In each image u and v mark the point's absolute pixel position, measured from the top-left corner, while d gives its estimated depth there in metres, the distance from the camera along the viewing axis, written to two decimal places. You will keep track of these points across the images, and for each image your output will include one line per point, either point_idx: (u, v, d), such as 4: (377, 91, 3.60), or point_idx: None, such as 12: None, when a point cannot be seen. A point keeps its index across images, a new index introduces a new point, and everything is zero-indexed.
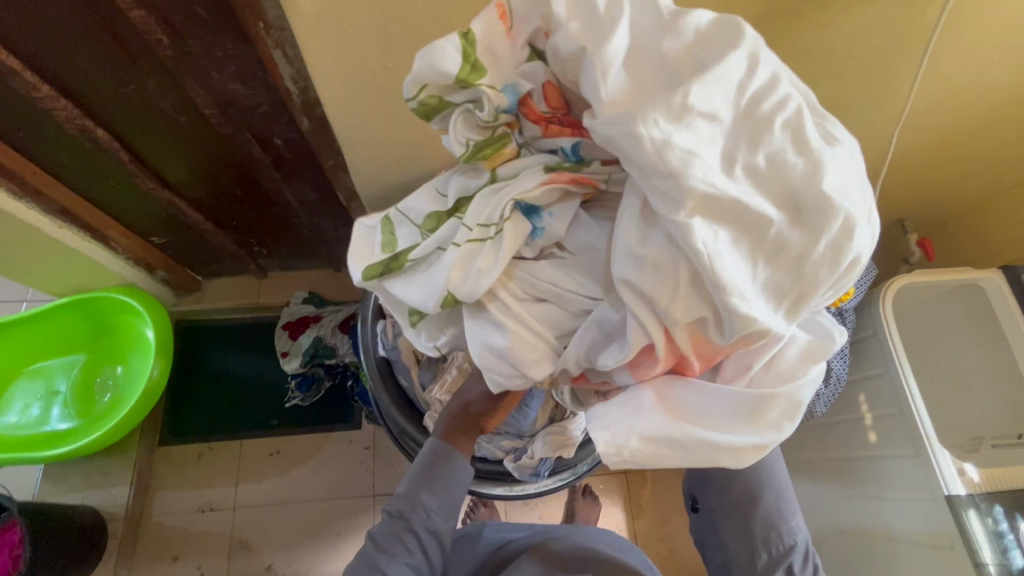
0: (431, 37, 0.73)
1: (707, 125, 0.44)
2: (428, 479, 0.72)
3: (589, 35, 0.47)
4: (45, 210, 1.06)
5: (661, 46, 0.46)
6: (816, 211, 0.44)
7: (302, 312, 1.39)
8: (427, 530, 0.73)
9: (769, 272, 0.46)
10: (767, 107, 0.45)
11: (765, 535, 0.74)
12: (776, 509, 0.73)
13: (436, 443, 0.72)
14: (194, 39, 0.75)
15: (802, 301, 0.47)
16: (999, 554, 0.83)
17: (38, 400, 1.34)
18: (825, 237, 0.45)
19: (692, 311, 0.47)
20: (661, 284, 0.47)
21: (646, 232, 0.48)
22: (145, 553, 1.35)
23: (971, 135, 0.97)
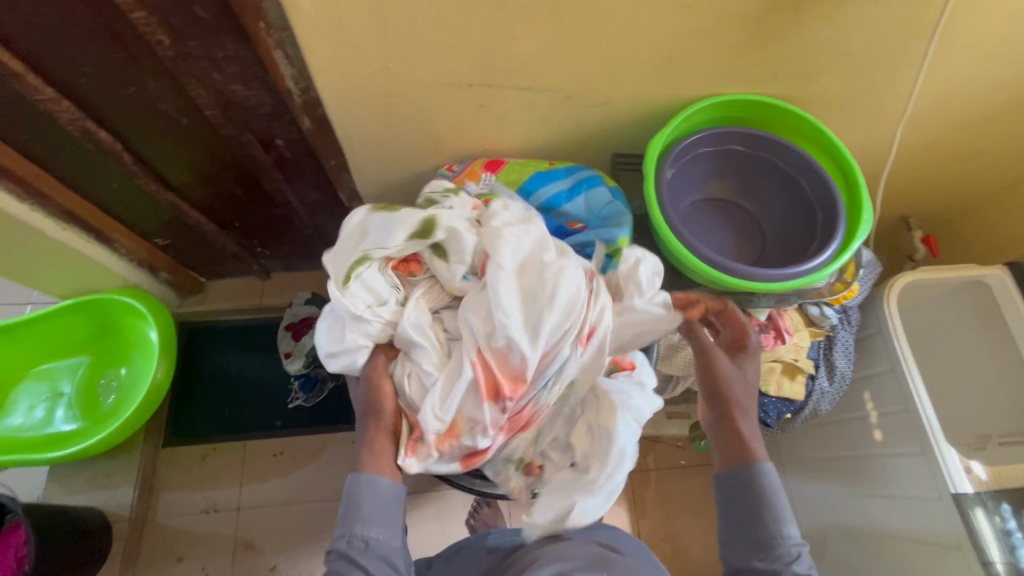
0: (431, 36, 0.73)
1: (487, 234, 0.72)
2: (356, 507, 0.64)
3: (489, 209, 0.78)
4: (49, 212, 1.07)
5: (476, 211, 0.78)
6: (550, 284, 0.68)
7: (305, 313, 1.39)
8: (378, 564, 0.63)
9: (522, 309, 0.67)
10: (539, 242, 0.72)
11: (747, 528, 0.66)
12: (756, 496, 0.66)
13: (356, 473, 0.65)
14: (195, 40, 0.75)
15: (542, 333, 0.66)
16: (1007, 552, 0.82)
17: (42, 402, 1.35)
18: (557, 300, 0.67)
19: (480, 326, 0.67)
20: (464, 319, 0.68)
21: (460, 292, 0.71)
22: (149, 555, 1.35)
23: (977, 130, 0.97)
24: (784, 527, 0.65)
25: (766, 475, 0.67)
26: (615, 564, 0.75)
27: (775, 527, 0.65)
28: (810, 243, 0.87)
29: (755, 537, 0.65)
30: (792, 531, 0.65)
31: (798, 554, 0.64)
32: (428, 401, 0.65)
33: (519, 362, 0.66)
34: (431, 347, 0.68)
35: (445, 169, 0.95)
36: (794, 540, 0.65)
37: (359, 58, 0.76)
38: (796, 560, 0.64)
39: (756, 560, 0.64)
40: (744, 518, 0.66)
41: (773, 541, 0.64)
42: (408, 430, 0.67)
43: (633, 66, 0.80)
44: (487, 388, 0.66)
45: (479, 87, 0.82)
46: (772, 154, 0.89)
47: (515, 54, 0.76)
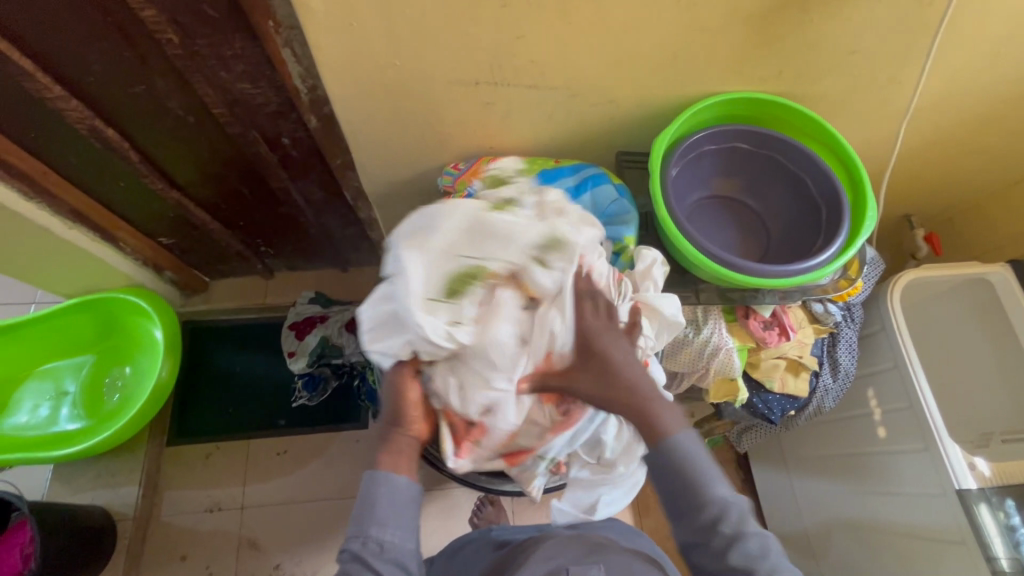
0: (438, 36, 0.74)
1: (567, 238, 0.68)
2: (372, 508, 0.64)
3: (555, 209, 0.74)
4: (56, 211, 1.08)
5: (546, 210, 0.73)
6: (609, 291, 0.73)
7: (308, 312, 1.39)
8: (391, 567, 0.62)
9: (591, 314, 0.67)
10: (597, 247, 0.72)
11: (673, 499, 0.65)
12: (679, 473, 0.64)
13: (372, 473, 0.65)
14: (203, 39, 0.76)
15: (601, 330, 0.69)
16: (1011, 548, 0.83)
17: (47, 401, 1.35)
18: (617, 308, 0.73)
19: (557, 333, 0.65)
20: (535, 327, 0.65)
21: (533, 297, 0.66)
22: (154, 554, 1.35)
23: (979, 129, 0.97)
24: (709, 490, 0.64)
25: (681, 446, 0.65)
26: (608, 555, 0.70)
27: (705, 499, 0.63)
28: (815, 239, 0.88)
29: (683, 506, 0.64)
30: (720, 491, 0.64)
31: (726, 514, 0.63)
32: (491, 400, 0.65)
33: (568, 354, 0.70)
34: (502, 364, 0.64)
35: (450, 168, 0.96)
36: (725, 499, 0.64)
37: (367, 57, 0.77)
38: (725, 522, 0.62)
39: (694, 528, 0.64)
40: (671, 495, 0.65)
41: (702, 507, 0.63)
42: (460, 432, 0.68)
43: (639, 64, 0.80)
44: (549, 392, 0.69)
45: (485, 85, 0.82)
46: (777, 151, 0.89)
47: (522, 52, 0.77)
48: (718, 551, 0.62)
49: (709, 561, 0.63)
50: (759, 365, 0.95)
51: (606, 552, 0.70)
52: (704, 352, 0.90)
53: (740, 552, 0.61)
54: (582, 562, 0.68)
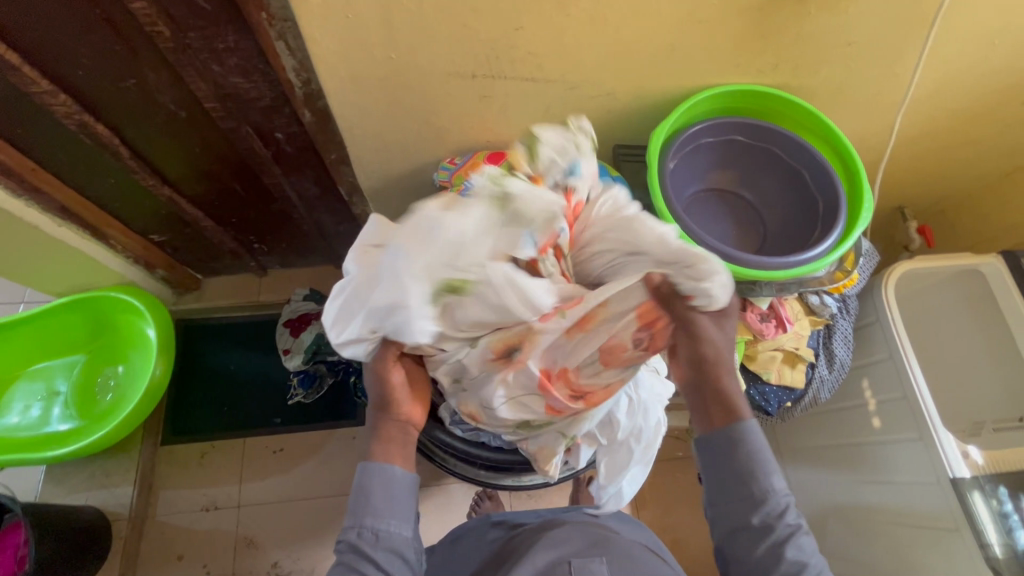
0: (435, 28, 0.73)
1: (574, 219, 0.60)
2: (367, 499, 0.64)
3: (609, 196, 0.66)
4: (45, 208, 1.06)
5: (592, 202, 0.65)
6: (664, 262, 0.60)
7: (303, 310, 1.38)
8: (387, 556, 0.62)
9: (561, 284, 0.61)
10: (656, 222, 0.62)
11: (730, 484, 0.65)
12: (749, 456, 0.65)
13: (365, 462, 0.66)
14: (195, 32, 0.75)
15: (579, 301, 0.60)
16: (1004, 534, 0.84)
17: (38, 401, 1.33)
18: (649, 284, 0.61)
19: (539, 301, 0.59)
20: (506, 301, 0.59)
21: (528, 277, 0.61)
22: (150, 554, 1.34)
23: (973, 121, 0.98)
24: (768, 481, 0.64)
25: (747, 431, 0.66)
26: (612, 547, 0.70)
27: (773, 485, 0.64)
28: (812, 231, 0.88)
29: (739, 491, 0.65)
30: (777, 484, 0.65)
31: (787, 506, 0.64)
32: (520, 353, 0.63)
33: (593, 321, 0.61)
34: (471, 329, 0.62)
35: (447, 162, 0.95)
36: (782, 492, 0.64)
37: (361, 49, 0.76)
38: (782, 514, 0.63)
39: (750, 518, 0.64)
40: (737, 479, 0.65)
41: (767, 496, 0.64)
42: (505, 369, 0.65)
43: (637, 56, 0.80)
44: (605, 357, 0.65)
45: (482, 77, 0.82)
46: (773, 145, 0.90)
47: (520, 44, 0.76)
48: (772, 541, 0.62)
49: (757, 553, 0.62)
50: (756, 357, 0.96)
51: (610, 544, 0.71)
52: None
53: (793, 546, 0.62)
54: (584, 554, 0.69)
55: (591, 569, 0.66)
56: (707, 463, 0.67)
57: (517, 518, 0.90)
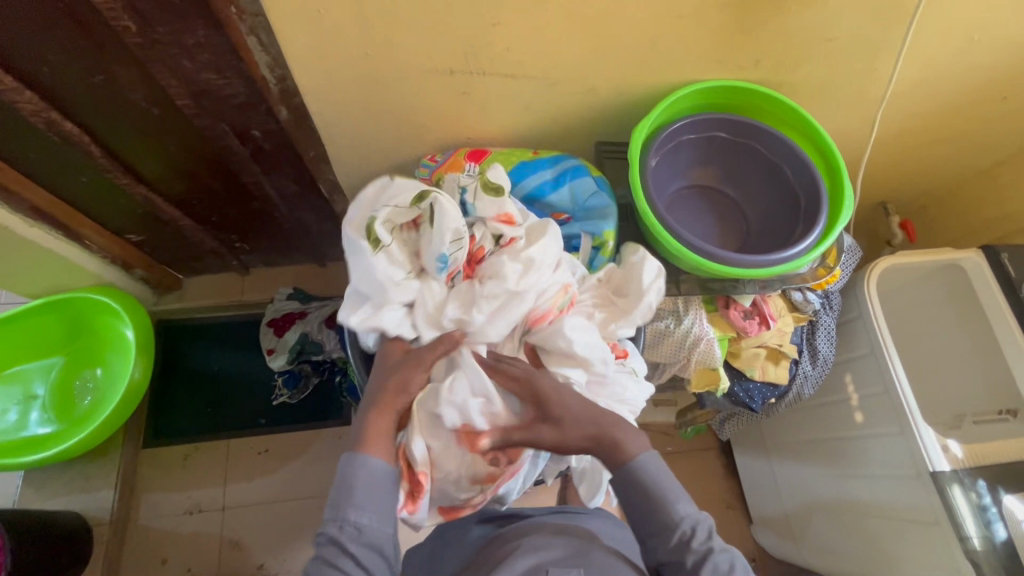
0: (412, 23, 0.72)
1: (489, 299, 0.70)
2: (349, 492, 0.63)
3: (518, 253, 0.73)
4: (15, 208, 1.03)
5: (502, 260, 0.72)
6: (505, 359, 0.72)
7: (287, 309, 1.36)
8: (366, 551, 0.62)
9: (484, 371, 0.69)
10: (507, 307, 0.70)
11: (639, 519, 0.68)
12: (644, 488, 0.68)
13: (351, 454, 0.65)
14: (163, 27, 0.72)
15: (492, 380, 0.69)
16: (982, 527, 0.85)
17: (15, 405, 1.30)
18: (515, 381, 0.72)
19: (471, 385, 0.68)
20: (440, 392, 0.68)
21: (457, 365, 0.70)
22: (133, 557, 1.33)
23: (953, 117, 0.98)
24: (675, 507, 0.67)
25: (643, 465, 0.68)
26: (595, 560, 0.68)
27: (674, 510, 0.66)
28: (795, 228, 0.88)
29: (649, 525, 0.67)
30: (686, 509, 0.67)
31: (695, 530, 0.65)
32: (429, 445, 0.69)
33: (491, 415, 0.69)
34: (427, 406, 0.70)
35: (427, 160, 0.93)
36: (689, 517, 0.66)
37: (337, 44, 0.74)
38: (693, 538, 0.64)
39: (665, 551, 0.66)
40: (641, 513, 0.67)
41: (672, 526, 0.65)
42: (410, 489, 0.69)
43: (617, 52, 0.79)
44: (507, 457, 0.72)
45: (460, 74, 0.80)
46: (755, 141, 0.89)
47: (497, 40, 0.75)
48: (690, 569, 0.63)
49: None
50: (739, 354, 0.96)
51: (590, 555, 0.69)
52: (685, 343, 0.90)
53: (711, 566, 0.62)
54: (564, 563, 0.68)
55: None
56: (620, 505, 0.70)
57: (504, 515, 0.89)
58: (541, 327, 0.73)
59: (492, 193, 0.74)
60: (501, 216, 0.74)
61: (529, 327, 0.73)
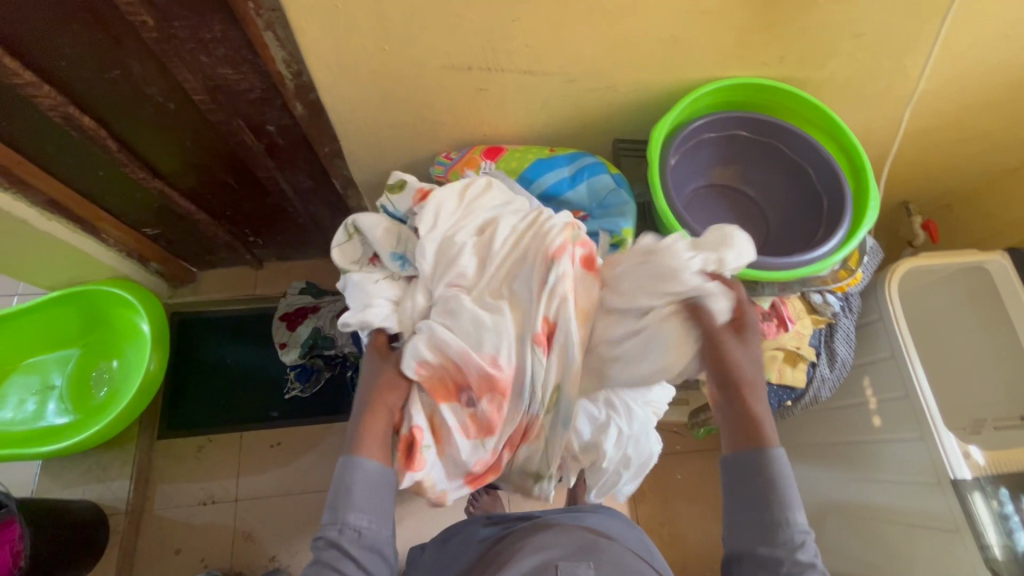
0: (430, 19, 0.71)
1: (455, 250, 0.71)
2: (348, 495, 0.62)
3: (472, 209, 0.74)
4: (34, 201, 1.04)
5: (448, 215, 0.73)
6: (468, 310, 0.67)
7: (299, 303, 1.36)
8: (368, 555, 0.61)
9: (467, 318, 0.67)
10: (454, 249, 0.71)
11: (743, 510, 0.64)
12: (766, 481, 0.63)
13: (350, 457, 0.63)
14: (180, 21, 0.72)
15: (481, 326, 0.66)
16: (1004, 536, 0.83)
17: (33, 395, 1.32)
18: (503, 319, 0.67)
19: (453, 340, 0.66)
20: (432, 353, 0.67)
21: (448, 323, 0.68)
22: (148, 547, 1.34)
23: (982, 115, 0.95)
24: (793, 514, 0.62)
25: (776, 459, 0.63)
26: (603, 553, 0.68)
27: (790, 517, 0.62)
28: (817, 230, 0.86)
29: (754, 521, 0.63)
30: (799, 519, 0.62)
31: (803, 542, 0.62)
32: (422, 405, 0.68)
33: (458, 356, 0.66)
34: (434, 358, 0.67)
35: (443, 157, 0.93)
36: (801, 528, 0.62)
37: (354, 40, 0.74)
38: (801, 548, 0.61)
39: (760, 544, 0.62)
40: (750, 501, 0.63)
41: (782, 529, 0.62)
42: (410, 452, 0.67)
43: (638, 48, 0.77)
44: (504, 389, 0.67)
45: (479, 70, 0.79)
46: (778, 140, 0.87)
47: (517, 36, 0.74)
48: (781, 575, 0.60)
49: None
50: None
51: (597, 552, 0.68)
52: None
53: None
54: (572, 559, 0.67)
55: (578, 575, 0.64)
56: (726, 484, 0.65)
57: (510, 516, 0.88)
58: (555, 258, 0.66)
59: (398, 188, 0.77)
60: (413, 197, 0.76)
61: (551, 263, 0.67)
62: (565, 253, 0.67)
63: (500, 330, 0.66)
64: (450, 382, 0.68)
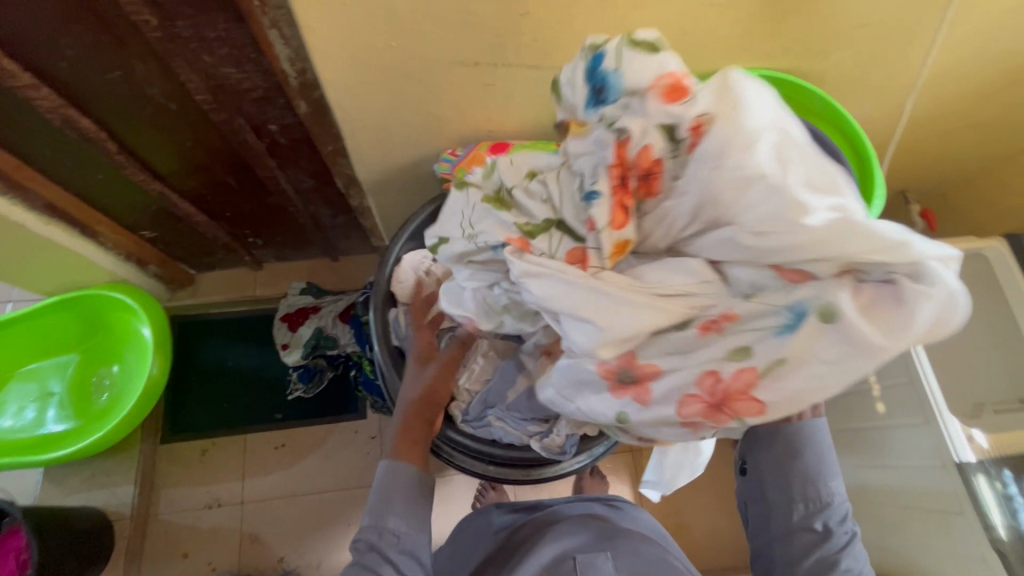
0: (438, 15, 0.70)
1: (768, 216, 0.47)
2: (389, 500, 0.68)
3: (777, 155, 0.48)
4: (30, 205, 1.03)
5: (753, 162, 0.48)
6: (793, 327, 0.48)
7: (301, 304, 1.36)
8: (404, 559, 0.66)
9: (785, 331, 0.49)
10: (760, 205, 0.47)
11: (779, 463, 0.69)
12: (802, 454, 0.68)
13: (388, 462, 0.70)
14: (184, 21, 0.71)
15: (797, 349, 0.48)
16: (1008, 517, 0.85)
17: (33, 402, 1.30)
18: (818, 343, 0.48)
19: (766, 345, 0.50)
20: (681, 361, 0.53)
21: (742, 322, 0.51)
22: (153, 552, 1.33)
23: (980, 104, 0.97)
24: (829, 485, 0.68)
25: (815, 433, 0.69)
26: (619, 542, 0.68)
27: (827, 486, 0.67)
28: None
29: (790, 475, 0.68)
30: (838, 490, 0.68)
31: (840, 510, 0.67)
32: (650, 386, 0.54)
33: (733, 377, 0.51)
34: (684, 371, 0.52)
35: (448, 154, 0.93)
36: (841, 499, 0.67)
37: (361, 37, 0.73)
38: (834, 515, 0.66)
39: (812, 519, 0.66)
40: (790, 477, 0.68)
41: (820, 500, 0.67)
42: (626, 386, 0.54)
43: None
44: (748, 406, 0.50)
45: (486, 65, 0.79)
46: None
47: (524, 30, 0.74)
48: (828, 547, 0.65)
49: (809, 557, 0.65)
50: None
51: (615, 540, 0.68)
52: None
53: (850, 555, 0.64)
54: (590, 550, 0.66)
55: (597, 566, 0.63)
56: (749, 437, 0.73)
57: (523, 505, 0.88)
58: (872, 303, 0.46)
59: (640, 58, 0.52)
60: (655, 101, 0.50)
61: (872, 302, 0.46)
62: (892, 296, 0.46)
63: (817, 353, 0.48)
64: (708, 392, 0.52)
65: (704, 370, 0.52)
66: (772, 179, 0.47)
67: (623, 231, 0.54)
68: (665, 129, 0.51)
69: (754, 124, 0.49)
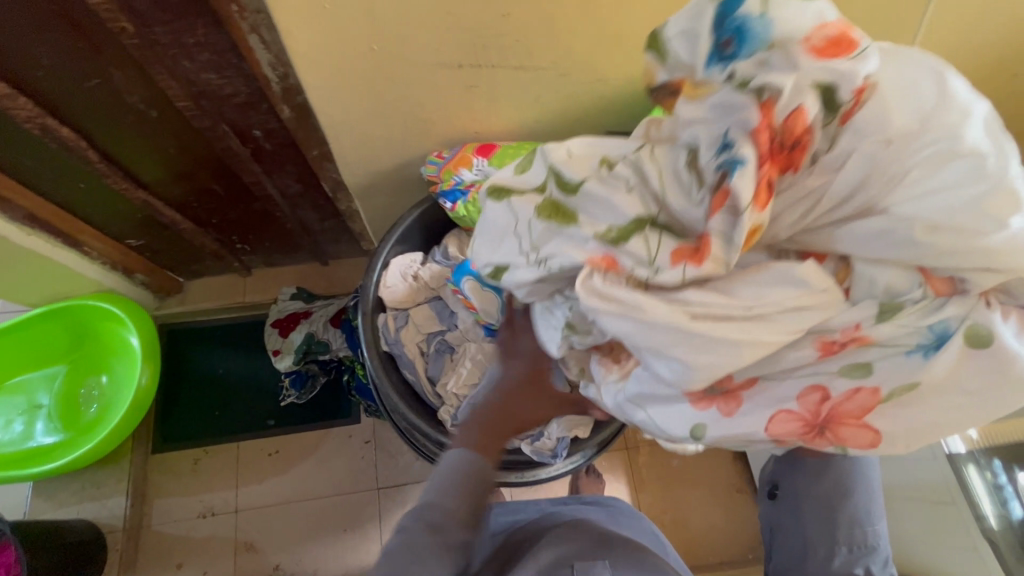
0: (420, 18, 0.70)
1: (948, 201, 0.40)
2: (461, 487, 0.57)
3: (967, 124, 0.41)
4: (11, 217, 1.01)
5: (949, 135, 0.40)
6: (938, 346, 0.42)
7: (291, 309, 1.34)
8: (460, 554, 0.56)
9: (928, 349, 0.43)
10: (938, 188, 0.40)
11: (826, 500, 0.67)
12: (851, 495, 0.67)
13: (466, 449, 0.59)
14: (162, 27, 0.70)
15: (932, 370, 0.43)
16: (999, 505, 0.83)
17: (20, 415, 1.28)
18: (957, 369, 0.43)
19: (904, 363, 0.43)
20: (793, 380, 0.46)
21: (888, 331, 0.43)
22: (147, 562, 1.32)
23: None
24: (872, 529, 0.66)
25: (861, 470, 0.67)
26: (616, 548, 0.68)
27: (870, 530, 0.66)
28: None
29: (839, 517, 0.67)
30: (879, 530, 0.67)
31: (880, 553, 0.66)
32: (734, 404, 0.47)
33: (844, 396, 0.45)
34: (788, 391, 0.46)
35: (435, 156, 0.92)
36: (883, 541, 0.67)
37: (343, 41, 0.72)
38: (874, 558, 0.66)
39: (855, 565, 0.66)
40: (833, 519, 0.67)
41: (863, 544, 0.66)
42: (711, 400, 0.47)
43: (631, 38, 0.77)
44: (866, 428, 0.45)
45: (469, 67, 0.79)
46: None
47: (507, 31, 0.73)
48: None
49: None
50: None
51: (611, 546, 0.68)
52: None
53: None
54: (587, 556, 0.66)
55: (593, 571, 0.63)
56: (790, 466, 0.71)
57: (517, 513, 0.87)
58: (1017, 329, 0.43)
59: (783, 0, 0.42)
60: (808, 56, 0.41)
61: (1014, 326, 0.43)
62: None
63: (951, 379, 0.43)
64: (810, 414, 0.45)
65: (811, 385, 0.45)
66: (982, 162, 0.40)
67: (763, 215, 0.42)
68: (823, 89, 0.41)
69: (960, 96, 0.41)
